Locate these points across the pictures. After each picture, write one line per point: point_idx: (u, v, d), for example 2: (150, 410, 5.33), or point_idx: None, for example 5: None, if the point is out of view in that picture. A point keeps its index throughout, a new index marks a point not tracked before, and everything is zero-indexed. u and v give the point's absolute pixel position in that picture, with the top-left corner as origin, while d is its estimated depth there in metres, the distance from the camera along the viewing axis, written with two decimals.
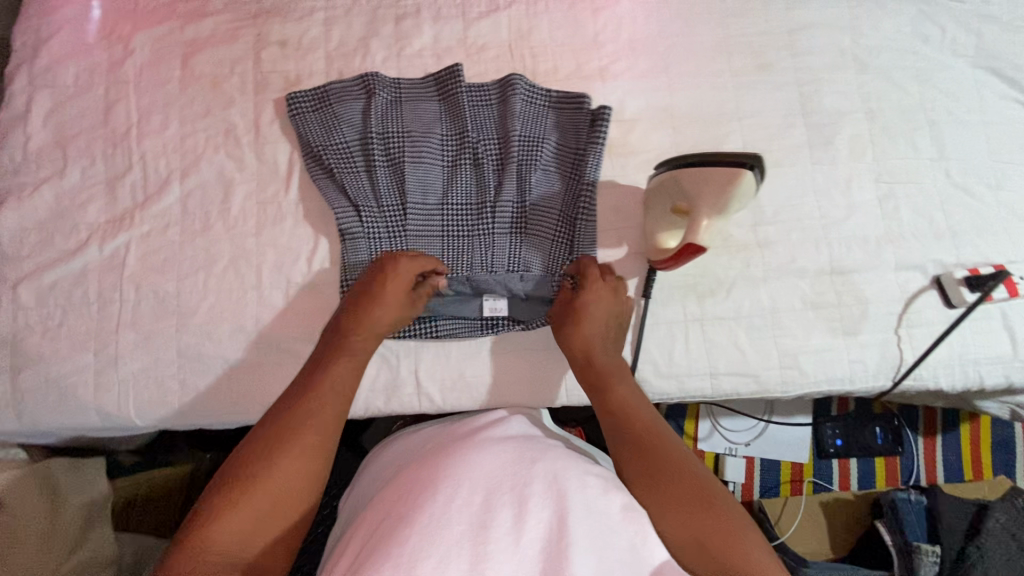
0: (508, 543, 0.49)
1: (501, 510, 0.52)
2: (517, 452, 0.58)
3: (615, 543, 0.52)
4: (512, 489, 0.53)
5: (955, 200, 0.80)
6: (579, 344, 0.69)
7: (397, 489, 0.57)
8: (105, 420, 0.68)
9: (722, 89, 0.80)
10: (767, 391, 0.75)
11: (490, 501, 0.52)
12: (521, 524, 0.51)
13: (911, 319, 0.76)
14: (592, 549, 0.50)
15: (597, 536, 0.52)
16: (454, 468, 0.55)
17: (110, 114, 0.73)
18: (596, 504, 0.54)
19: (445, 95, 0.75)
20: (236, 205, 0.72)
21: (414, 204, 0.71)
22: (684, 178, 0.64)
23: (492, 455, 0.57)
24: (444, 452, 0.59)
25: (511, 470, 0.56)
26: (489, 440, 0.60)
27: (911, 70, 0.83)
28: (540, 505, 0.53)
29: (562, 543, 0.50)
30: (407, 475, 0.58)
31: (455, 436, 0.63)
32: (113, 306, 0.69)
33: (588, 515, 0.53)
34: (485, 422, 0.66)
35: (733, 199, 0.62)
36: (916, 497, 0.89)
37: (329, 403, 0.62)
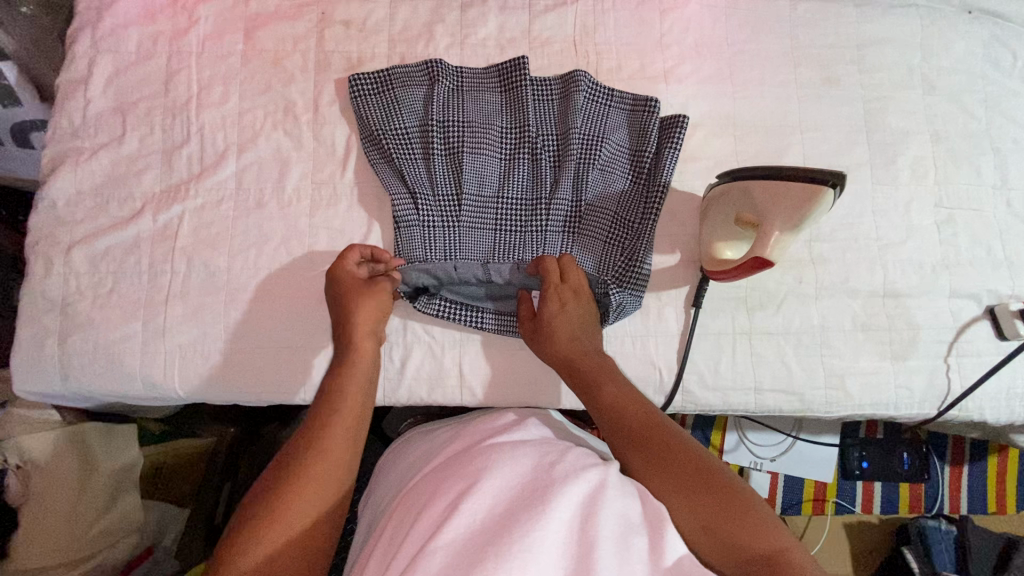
0: (530, 545, 0.46)
1: (522, 509, 0.49)
2: (535, 458, 0.55)
3: (638, 544, 0.49)
4: (533, 488, 0.51)
5: (1014, 231, 0.79)
6: (564, 349, 0.66)
7: (419, 492, 0.56)
8: (148, 389, 0.68)
9: (786, 101, 0.79)
10: (810, 410, 0.74)
11: (511, 505, 0.50)
12: (543, 521, 0.48)
13: (961, 348, 0.75)
14: (615, 552, 0.47)
15: (619, 541, 0.48)
16: (477, 473, 0.53)
17: (171, 84, 0.73)
18: (619, 505, 0.51)
19: (507, 87, 0.74)
20: (291, 184, 0.72)
21: (469, 195, 0.71)
22: (755, 190, 0.63)
23: (511, 460, 0.55)
24: (461, 458, 0.57)
25: (530, 475, 0.53)
26: (503, 447, 0.57)
27: (980, 94, 0.82)
28: (563, 506, 0.49)
29: (588, 545, 0.47)
30: (427, 478, 0.57)
31: (474, 439, 0.61)
32: (164, 277, 0.69)
33: (610, 519, 0.49)
34: (503, 425, 0.63)
35: (807, 217, 0.60)
36: (947, 527, 0.87)
37: (342, 418, 0.58)
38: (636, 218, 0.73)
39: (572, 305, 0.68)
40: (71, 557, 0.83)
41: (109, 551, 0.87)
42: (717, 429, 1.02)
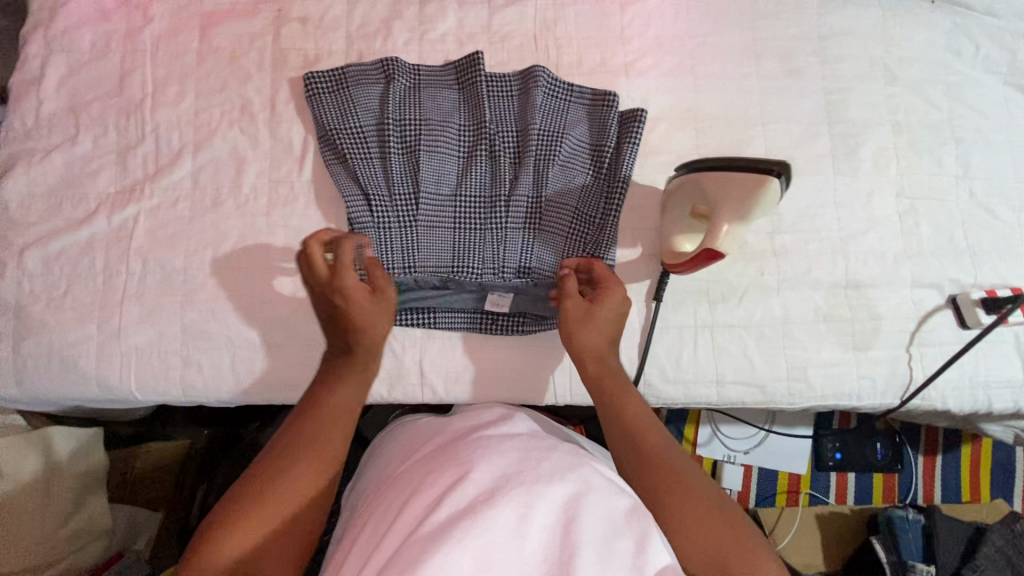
0: (509, 551, 0.46)
1: (506, 509, 0.48)
2: (520, 453, 0.54)
3: (620, 548, 0.48)
4: (516, 486, 0.50)
5: (977, 220, 0.79)
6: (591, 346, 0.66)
7: (400, 487, 0.55)
8: (104, 392, 0.67)
9: (749, 93, 0.79)
10: (773, 402, 0.74)
11: (493, 498, 0.49)
12: (525, 525, 0.47)
13: (923, 337, 0.76)
14: (598, 556, 0.46)
15: (601, 543, 0.47)
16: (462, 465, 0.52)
17: (126, 83, 0.72)
18: (601, 506, 0.50)
19: (464, 84, 0.73)
20: (248, 183, 0.71)
21: (427, 194, 0.70)
22: (706, 181, 0.64)
23: (496, 455, 0.54)
24: (450, 452, 0.57)
25: (514, 470, 0.52)
26: (488, 440, 0.56)
27: (942, 84, 0.82)
28: (546, 506, 0.49)
29: (569, 549, 0.46)
30: (411, 472, 0.57)
31: (462, 433, 0.60)
32: (119, 279, 0.68)
33: (594, 519, 0.49)
34: (494, 416, 0.63)
35: (756, 206, 0.61)
36: (915, 515, 0.86)
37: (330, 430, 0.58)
38: (597, 214, 0.73)
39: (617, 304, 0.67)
40: (37, 562, 0.82)
41: (74, 557, 0.87)
42: (690, 422, 1.03)
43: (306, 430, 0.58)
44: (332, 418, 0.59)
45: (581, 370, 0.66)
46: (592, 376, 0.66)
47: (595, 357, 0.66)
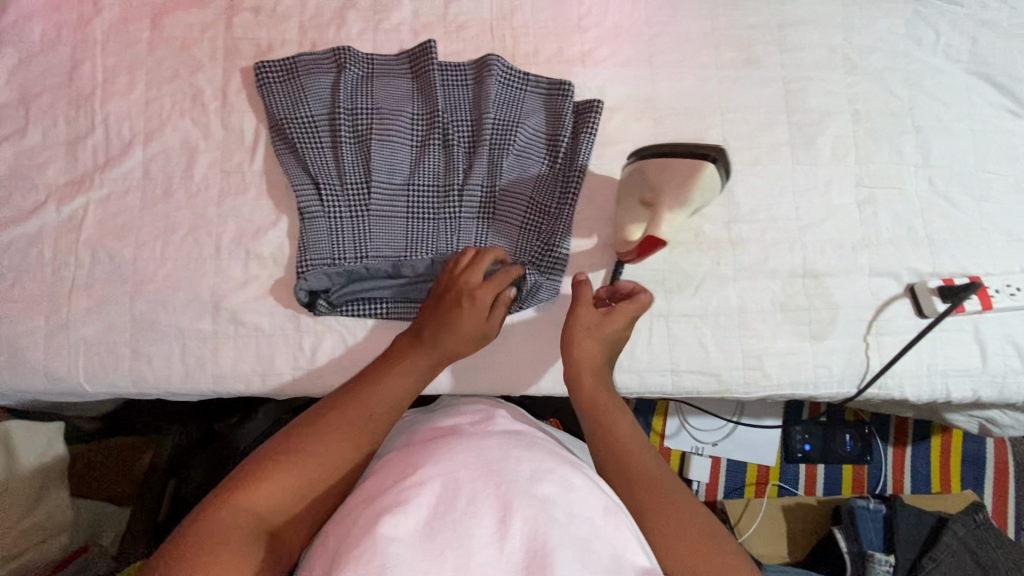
0: (487, 556, 0.45)
1: (484, 514, 0.48)
2: (501, 452, 0.54)
3: (599, 551, 0.47)
4: (495, 489, 0.49)
5: (936, 209, 0.79)
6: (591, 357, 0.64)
7: (374, 479, 0.54)
8: (52, 384, 0.67)
9: (707, 82, 0.79)
10: (728, 391, 0.74)
11: (472, 502, 0.48)
12: (505, 529, 0.47)
13: (881, 326, 0.75)
14: (575, 555, 0.46)
15: (579, 544, 0.47)
16: (436, 465, 0.51)
17: (76, 74, 0.72)
18: (580, 508, 0.50)
19: (418, 73, 0.73)
20: (199, 173, 0.70)
21: (379, 182, 0.70)
22: (648, 169, 0.66)
23: (477, 452, 0.53)
24: (429, 448, 0.55)
25: (495, 469, 0.51)
26: (467, 440, 0.55)
27: (901, 73, 0.81)
28: (525, 508, 0.48)
29: (545, 551, 0.45)
30: (388, 466, 0.55)
31: (443, 429, 0.59)
32: (68, 270, 0.68)
33: (573, 521, 0.48)
34: (474, 417, 0.62)
35: (695, 189, 0.63)
36: (876, 505, 0.86)
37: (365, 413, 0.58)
38: (552, 203, 0.73)
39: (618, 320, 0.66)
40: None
41: (35, 550, 0.86)
42: (658, 414, 1.03)
43: (347, 412, 0.58)
44: (369, 398, 0.59)
45: (574, 381, 0.64)
46: (584, 390, 0.64)
47: (592, 369, 0.64)
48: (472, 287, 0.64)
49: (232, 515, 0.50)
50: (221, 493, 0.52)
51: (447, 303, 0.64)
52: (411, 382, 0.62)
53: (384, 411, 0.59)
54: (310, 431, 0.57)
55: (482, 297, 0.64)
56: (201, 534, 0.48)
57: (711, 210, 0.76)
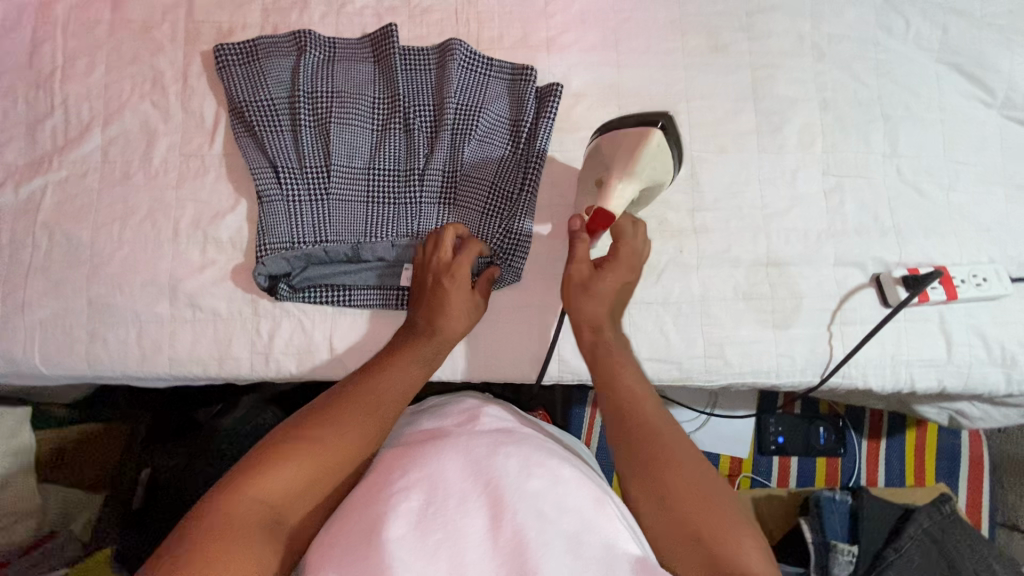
0: (480, 553, 0.49)
1: (474, 516, 0.51)
2: (488, 449, 0.56)
3: (590, 541, 0.50)
4: (485, 488, 0.52)
5: (903, 198, 0.79)
6: (594, 313, 0.65)
7: (371, 476, 0.56)
8: (8, 365, 0.67)
9: (673, 70, 0.78)
10: (690, 379, 0.73)
11: (462, 503, 0.51)
12: (496, 527, 0.50)
13: (845, 316, 0.75)
14: (566, 550, 0.49)
15: (570, 536, 0.50)
16: (428, 467, 0.54)
17: (36, 56, 0.71)
18: (569, 500, 0.53)
19: (379, 57, 0.72)
20: (158, 156, 0.70)
21: (338, 166, 0.69)
22: (603, 145, 0.66)
23: (465, 453, 0.55)
24: (418, 448, 0.56)
25: (483, 469, 0.54)
26: (455, 439, 0.57)
27: (871, 61, 0.81)
28: (515, 506, 0.51)
29: (537, 545, 0.49)
30: (384, 462, 0.57)
31: (436, 426, 0.61)
32: (25, 252, 0.68)
33: (563, 514, 0.52)
34: (462, 412, 0.63)
35: (642, 157, 0.63)
36: (842, 496, 0.85)
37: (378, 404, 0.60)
38: (514, 189, 0.72)
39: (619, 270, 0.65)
40: None
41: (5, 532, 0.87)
42: None
43: (360, 399, 0.60)
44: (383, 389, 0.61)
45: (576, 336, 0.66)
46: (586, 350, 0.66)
47: (592, 326, 0.65)
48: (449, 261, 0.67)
49: (247, 502, 0.50)
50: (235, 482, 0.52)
51: (429, 286, 0.67)
52: (419, 371, 0.64)
53: (394, 399, 0.61)
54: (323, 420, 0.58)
55: (459, 270, 0.66)
56: (217, 523, 0.48)
57: (675, 197, 0.75)
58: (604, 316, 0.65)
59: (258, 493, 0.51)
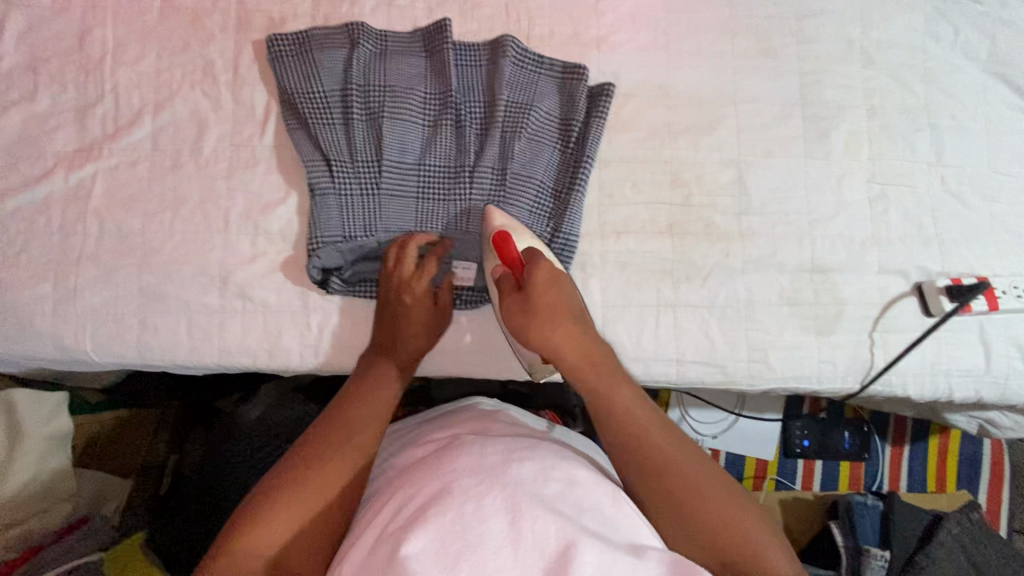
0: (502, 560, 0.45)
1: (494, 518, 0.47)
2: (504, 455, 0.53)
3: (613, 538, 0.49)
4: (502, 491, 0.49)
5: (946, 208, 0.78)
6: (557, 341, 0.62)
7: (386, 499, 0.54)
8: (60, 352, 0.67)
9: (722, 73, 0.78)
10: (732, 383, 0.74)
11: (479, 506, 0.48)
12: (518, 528, 0.46)
13: (887, 323, 0.75)
14: (596, 545, 0.46)
15: (595, 536, 0.48)
16: (444, 476, 0.51)
17: (85, 41, 0.71)
18: (587, 502, 0.51)
19: (431, 52, 0.72)
20: (209, 146, 0.70)
21: (389, 161, 0.69)
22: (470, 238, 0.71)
23: (477, 459, 0.53)
24: (429, 463, 0.55)
25: (498, 474, 0.51)
26: (469, 450, 0.55)
27: (918, 69, 0.80)
28: (535, 507, 0.48)
29: (561, 545, 0.45)
30: (401, 481, 0.55)
31: (445, 443, 0.60)
32: (76, 239, 0.68)
33: (584, 514, 0.50)
34: (471, 426, 0.63)
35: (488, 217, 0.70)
36: (873, 502, 0.88)
37: (354, 434, 0.60)
38: (564, 189, 0.73)
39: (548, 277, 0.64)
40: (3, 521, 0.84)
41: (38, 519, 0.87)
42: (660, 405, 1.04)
43: (334, 431, 0.60)
44: (354, 417, 0.61)
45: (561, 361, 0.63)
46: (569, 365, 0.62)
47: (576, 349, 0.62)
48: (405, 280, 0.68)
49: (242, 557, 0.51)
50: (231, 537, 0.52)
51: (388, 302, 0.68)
52: (390, 390, 0.65)
53: (364, 420, 0.61)
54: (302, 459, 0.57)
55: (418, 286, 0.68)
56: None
57: (722, 201, 0.75)
58: (573, 336, 0.62)
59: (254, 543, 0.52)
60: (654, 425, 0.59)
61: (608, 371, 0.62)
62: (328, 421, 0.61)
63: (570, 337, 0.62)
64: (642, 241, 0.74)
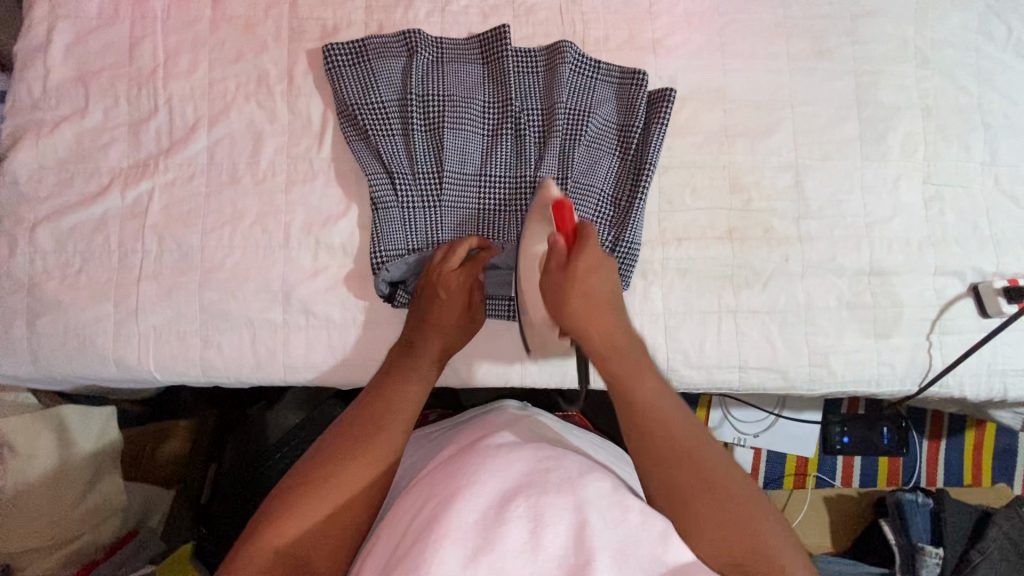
0: (520, 567, 0.43)
1: (515, 522, 0.46)
2: (530, 462, 0.52)
3: (635, 553, 0.46)
4: (524, 496, 0.48)
5: (1001, 208, 0.78)
6: (584, 316, 0.61)
7: (409, 498, 0.52)
8: (123, 371, 0.67)
9: (778, 76, 0.77)
10: (793, 388, 0.75)
11: (502, 510, 0.47)
12: (539, 536, 0.45)
13: (944, 325, 0.75)
14: (613, 559, 0.44)
15: (616, 550, 0.45)
16: (471, 471, 0.50)
17: (136, 52, 0.69)
18: (611, 510, 0.48)
19: (489, 59, 0.71)
20: (265, 159, 0.69)
21: (450, 173, 0.68)
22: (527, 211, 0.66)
23: (504, 464, 0.51)
24: (456, 459, 0.54)
25: (523, 480, 0.50)
26: (497, 449, 0.53)
27: (973, 68, 0.79)
28: (557, 517, 0.46)
29: (581, 561, 0.43)
30: (427, 478, 0.53)
31: (471, 441, 0.58)
32: (135, 257, 0.67)
33: (607, 523, 0.47)
34: (498, 426, 0.62)
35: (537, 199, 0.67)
36: (923, 500, 0.92)
37: (377, 435, 0.59)
38: (624, 197, 0.72)
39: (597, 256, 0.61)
40: (56, 537, 0.84)
41: (92, 532, 0.88)
42: (702, 406, 1.05)
43: (356, 429, 0.59)
44: (381, 416, 0.61)
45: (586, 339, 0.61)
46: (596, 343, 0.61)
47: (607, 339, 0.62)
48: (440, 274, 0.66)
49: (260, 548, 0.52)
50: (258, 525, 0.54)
51: (423, 300, 0.67)
52: (418, 389, 0.64)
53: (390, 420, 0.61)
54: (328, 453, 0.58)
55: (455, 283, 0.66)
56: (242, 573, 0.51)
57: (780, 205, 0.75)
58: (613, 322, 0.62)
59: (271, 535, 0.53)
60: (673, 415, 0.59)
61: (634, 363, 0.61)
62: (354, 418, 0.61)
63: (600, 323, 0.61)
64: (702, 248, 0.74)
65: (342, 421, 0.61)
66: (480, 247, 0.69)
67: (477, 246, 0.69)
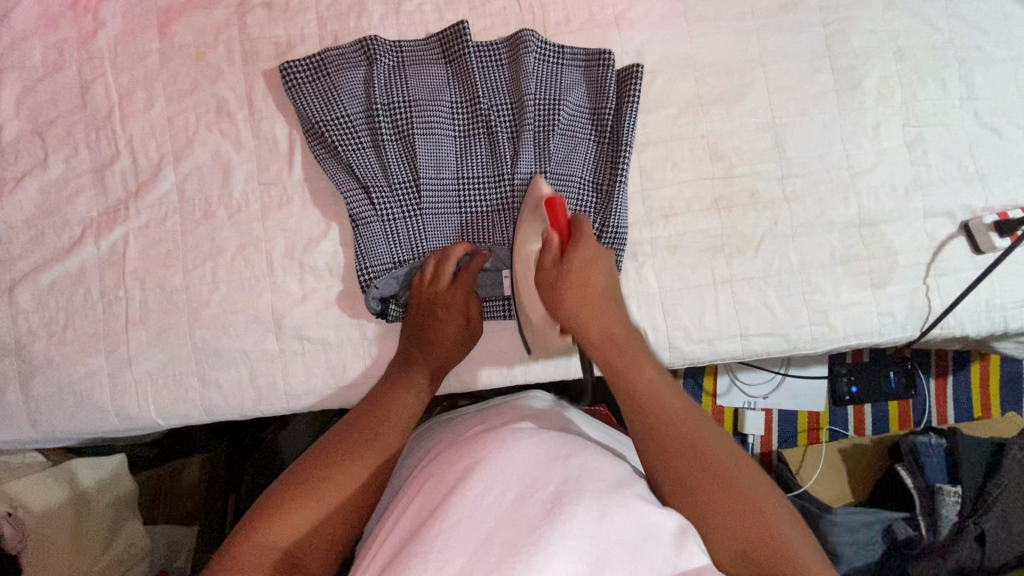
0: (534, 541, 0.43)
1: (534, 504, 0.45)
2: (552, 449, 0.51)
3: (648, 549, 0.44)
4: (546, 482, 0.47)
5: (983, 142, 0.77)
6: (579, 316, 0.59)
7: (425, 475, 0.52)
8: (125, 422, 0.66)
9: (745, 36, 0.75)
10: (796, 348, 0.75)
11: (522, 494, 0.46)
12: (556, 515, 0.45)
13: (940, 267, 0.75)
14: (630, 553, 0.43)
15: (634, 541, 0.44)
16: (480, 454, 0.50)
17: (88, 96, 0.67)
18: (636, 502, 0.47)
19: (451, 59, 0.69)
20: (237, 189, 0.67)
21: (427, 179, 0.67)
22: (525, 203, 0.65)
23: (526, 448, 0.51)
24: (474, 441, 0.53)
25: (543, 466, 0.49)
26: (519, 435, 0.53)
27: (940, 3, 0.77)
28: (576, 502, 0.46)
29: (598, 550, 0.43)
30: (443, 458, 0.53)
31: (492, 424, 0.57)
32: (119, 306, 0.66)
33: (627, 513, 0.46)
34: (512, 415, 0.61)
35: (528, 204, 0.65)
36: (937, 440, 0.93)
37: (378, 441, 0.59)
38: (604, 182, 0.70)
39: (600, 263, 0.60)
40: None
41: None
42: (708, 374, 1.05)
43: (360, 432, 0.59)
44: (382, 421, 0.60)
45: (582, 329, 0.59)
46: (594, 334, 0.59)
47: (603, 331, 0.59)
48: (434, 292, 0.66)
49: (253, 551, 0.50)
50: (248, 523, 0.52)
51: (421, 314, 0.66)
52: (415, 398, 0.63)
53: (391, 429, 0.60)
54: (336, 453, 0.57)
55: (451, 298, 0.66)
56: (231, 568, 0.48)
57: (763, 167, 0.74)
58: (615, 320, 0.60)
59: (265, 536, 0.51)
60: (669, 397, 0.55)
61: (631, 348, 0.59)
62: (356, 421, 0.60)
63: (598, 315, 0.59)
64: (690, 221, 0.73)
65: (348, 420, 0.60)
66: (469, 254, 0.68)
67: (466, 254, 0.68)
